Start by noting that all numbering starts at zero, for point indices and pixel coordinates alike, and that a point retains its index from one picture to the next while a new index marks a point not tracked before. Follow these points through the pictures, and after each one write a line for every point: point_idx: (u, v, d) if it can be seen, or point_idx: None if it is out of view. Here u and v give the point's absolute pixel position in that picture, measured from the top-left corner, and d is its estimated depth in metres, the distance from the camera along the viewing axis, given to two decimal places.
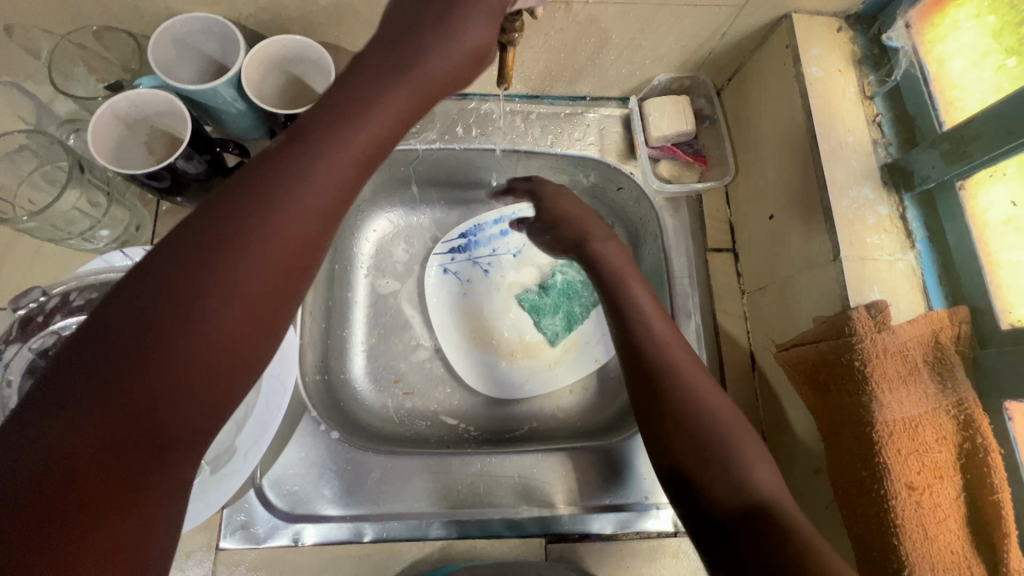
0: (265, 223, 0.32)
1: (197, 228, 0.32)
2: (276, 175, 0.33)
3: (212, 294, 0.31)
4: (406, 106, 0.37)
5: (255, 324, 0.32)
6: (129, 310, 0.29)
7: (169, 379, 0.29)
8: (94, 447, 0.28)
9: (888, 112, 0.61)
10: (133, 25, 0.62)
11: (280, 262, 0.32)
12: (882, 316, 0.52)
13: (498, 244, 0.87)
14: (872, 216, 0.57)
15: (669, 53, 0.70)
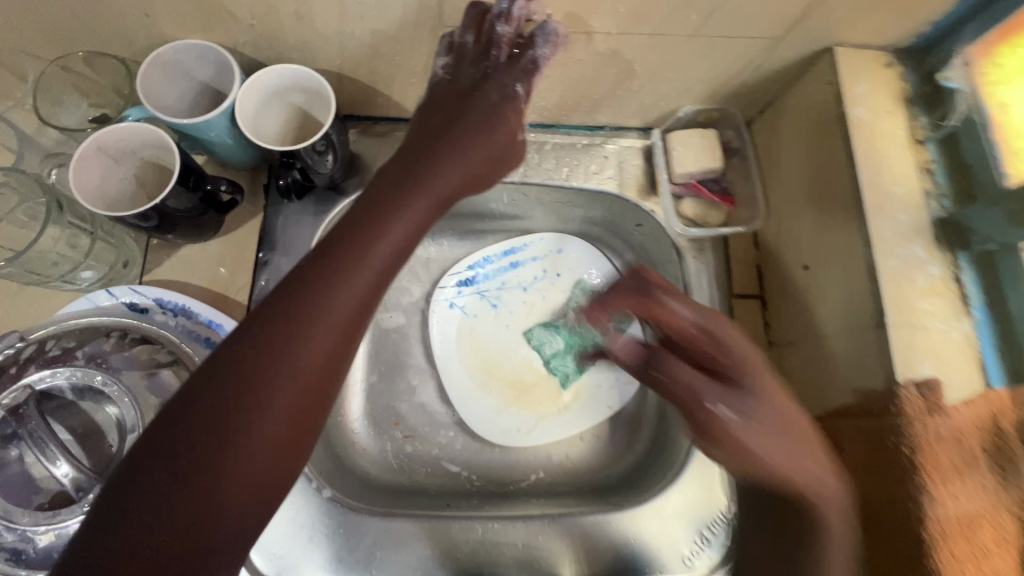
0: (306, 337, 0.42)
1: (233, 355, 0.41)
2: (309, 295, 0.43)
3: (253, 411, 0.39)
4: (422, 216, 0.49)
5: (289, 425, 0.41)
6: (176, 433, 0.38)
7: (209, 483, 0.37)
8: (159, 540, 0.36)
9: (941, 159, 0.55)
10: (122, 51, 0.58)
11: (313, 366, 0.42)
12: (935, 396, 0.47)
13: (508, 277, 0.82)
14: (923, 277, 0.51)
15: (697, 85, 0.65)
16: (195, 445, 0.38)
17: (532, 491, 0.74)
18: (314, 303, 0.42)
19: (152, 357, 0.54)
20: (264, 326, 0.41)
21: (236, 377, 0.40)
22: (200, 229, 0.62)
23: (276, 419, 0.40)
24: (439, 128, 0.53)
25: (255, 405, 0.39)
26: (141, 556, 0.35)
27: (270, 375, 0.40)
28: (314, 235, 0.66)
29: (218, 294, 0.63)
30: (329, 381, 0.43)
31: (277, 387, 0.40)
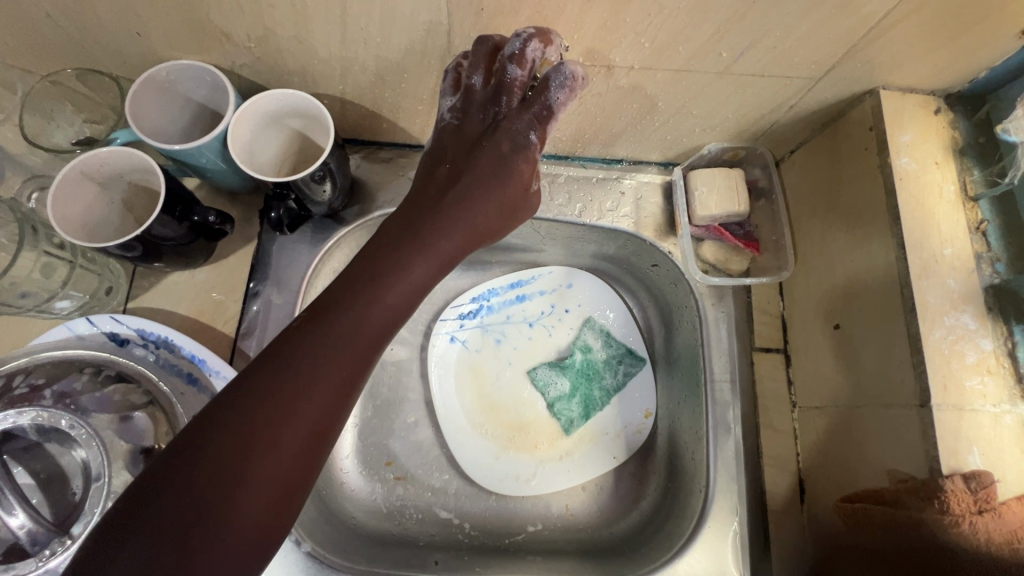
0: (302, 400, 0.40)
1: (232, 410, 0.39)
2: (316, 350, 0.42)
3: (239, 483, 0.37)
4: (432, 269, 0.49)
5: (287, 483, 0.39)
6: (174, 492, 0.36)
7: (208, 545, 0.35)
8: None
9: (996, 219, 0.50)
10: (116, 68, 0.55)
11: (314, 423, 0.41)
12: (984, 493, 0.41)
13: (514, 311, 0.77)
14: (973, 352, 0.46)
15: (725, 122, 0.60)
16: (177, 515, 0.35)
17: (528, 546, 0.68)
18: (312, 366, 0.41)
19: (128, 398, 0.51)
20: (255, 387, 0.40)
21: (223, 444, 0.37)
22: (187, 258, 0.59)
23: (264, 492, 0.38)
24: (453, 176, 0.52)
25: (241, 477, 0.37)
26: None
27: (262, 442, 0.38)
28: (309, 265, 0.63)
29: (205, 325, 0.60)
30: (322, 446, 0.42)
31: (270, 453, 0.38)
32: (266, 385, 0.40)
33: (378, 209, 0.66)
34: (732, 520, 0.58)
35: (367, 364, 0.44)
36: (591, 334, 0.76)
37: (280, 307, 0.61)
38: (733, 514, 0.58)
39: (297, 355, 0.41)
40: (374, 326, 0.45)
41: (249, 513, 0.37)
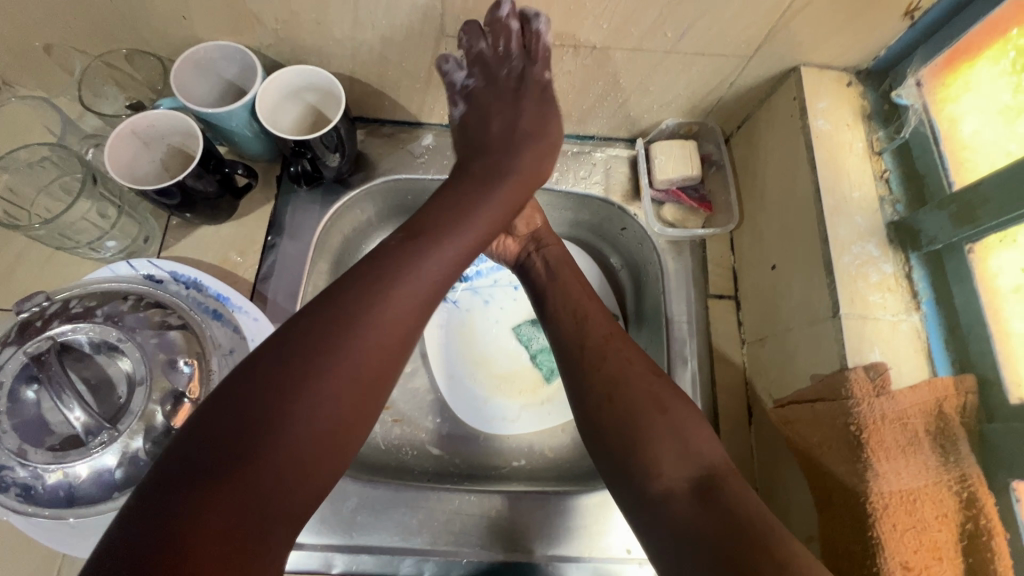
0: (388, 297, 0.45)
1: (325, 306, 0.44)
2: (402, 260, 0.47)
3: (297, 426, 0.39)
4: (497, 213, 0.56)
5: (370, 369, 0.43)
6: (272, 363, 0.40)
7: (296, 416, 0.39)
8: (234, 464, 0.37)
9: (897, 169, 0.60)
10: (160, 49, 0.65)
11: (395, 316, 0.45)
12: (881, 379, 0.50)
13: (500, 275, 0.87)
14: (875, 273, 0.55)
15: (678, 98, 0.70)
16: (271, 383, 0.39)
17: (513, 476, 0.76)
18: (370, 323, 0.43)
19: (163, 319, 0.59)
20: (344, 291, 0.45)
21: (281, 385, 0.39)
22: (215, 211, 0.68)
23: (346, 371, 0.41)
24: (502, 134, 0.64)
25: (328, 359, 0.41)
26: (215, 474, 0.36)
27: (318, 391, 0.40)
28: (319, 223, 0.72)
29: (228, 271, 0.69)
30: (391, 363, 0.44)
31: (354, 337, 0.43)
32: (335, 317, 0.43)
33: (381, 176, 0.76)
34: None
35: (444, 282, 0.49)
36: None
37: (295, 257, 0.70)
38: None
39: (356, 307, 0.44)
40: (426, 292, 0.48)
41: (303, 457, 0.39)
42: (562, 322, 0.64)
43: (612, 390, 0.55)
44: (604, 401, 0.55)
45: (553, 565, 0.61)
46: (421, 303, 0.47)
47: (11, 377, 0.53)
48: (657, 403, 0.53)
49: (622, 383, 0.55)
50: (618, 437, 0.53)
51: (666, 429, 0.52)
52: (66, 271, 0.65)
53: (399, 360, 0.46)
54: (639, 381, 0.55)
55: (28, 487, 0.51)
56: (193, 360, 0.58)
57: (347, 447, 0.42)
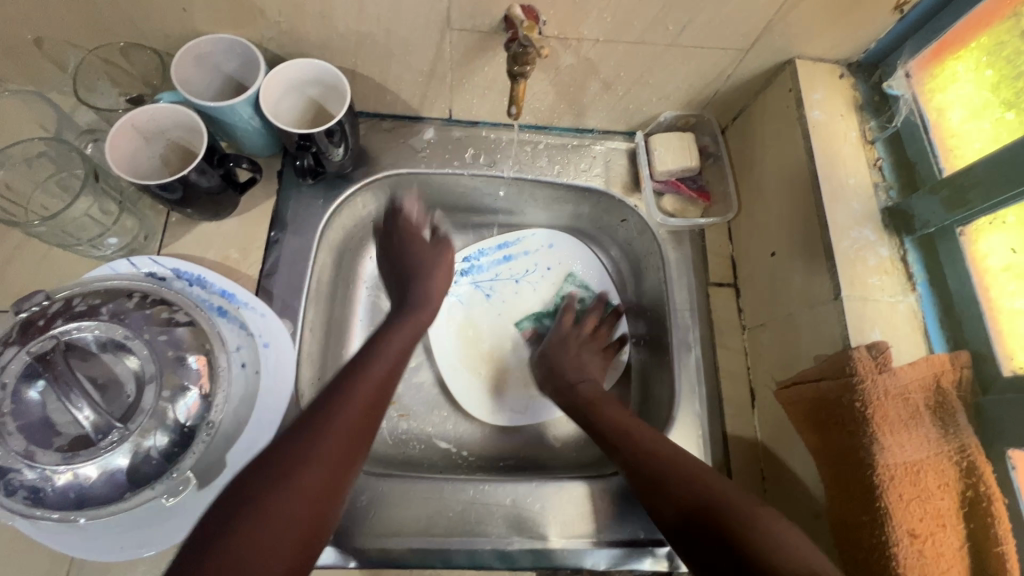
0: (328, 428, 0.50)
1: (271, 449, 0.48)
2: (329, 409, 0.51)
3: (274, 507, 0.44)
4: (410, 335, 0.65)
5: (327, 473, 0.48)
6: (234, 494, 0.45)
7: (296, 451, 0.48)
8: (263, 483, 0.46)
9: (889, 156, 0.62)
10: (157, 42, 0.63)
11: (340, 437, 0.50)
12: (882, 356, 0.52)
13: (502, 267, 0.87)
14: (873, 257, 0.58)
15: (677, 91, 0.72)
16: (242, 493, 0.45)
17: (524, 465, 0.77)
18: (342, 405, 0.52)
19: (170, 316, 0.58)
20: (298, 422, 0.50)
21: (265, 465, 0.47)
22: (218, 207, 0.67)
23: (309, 486, 0.46)
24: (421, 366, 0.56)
25: (294, 454, 0.47)
26: (243, 502, 0.44)
27: (292, 478, 0.46)
28: (323, 218, 0.72)
29: (232, 268, 0.68)
30: (344, 470, 0.49)
31: (306, 470, 0.47)
32: (286, 436, 0.49)
33: (383, 170, 0.76)
34: (696, 422, 0.68)
35: (378, 397, 0.55)
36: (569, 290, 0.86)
37: (298, 253, 0.70)
38: (696, 419, 0.68)
39: (329, 397, 0.53)
40: (379, 388, 0.56)
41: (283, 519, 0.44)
42: (605, 440, 0.64)
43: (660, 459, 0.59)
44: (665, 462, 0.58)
45: (568, 551, 0.62)
46: (381, 391, 0.56)
47: (13, 379, 0.51)
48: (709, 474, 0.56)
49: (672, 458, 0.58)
50: (672, 491, 0.55)
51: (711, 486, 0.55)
52: (66, 271, 0.64)
53: (357, 447, 0.51)
54: (700, 489, 0.55)
55: (36, 489, 0.50)
56: (202, 356, 0.57)
57: (326, 503, 0.47)
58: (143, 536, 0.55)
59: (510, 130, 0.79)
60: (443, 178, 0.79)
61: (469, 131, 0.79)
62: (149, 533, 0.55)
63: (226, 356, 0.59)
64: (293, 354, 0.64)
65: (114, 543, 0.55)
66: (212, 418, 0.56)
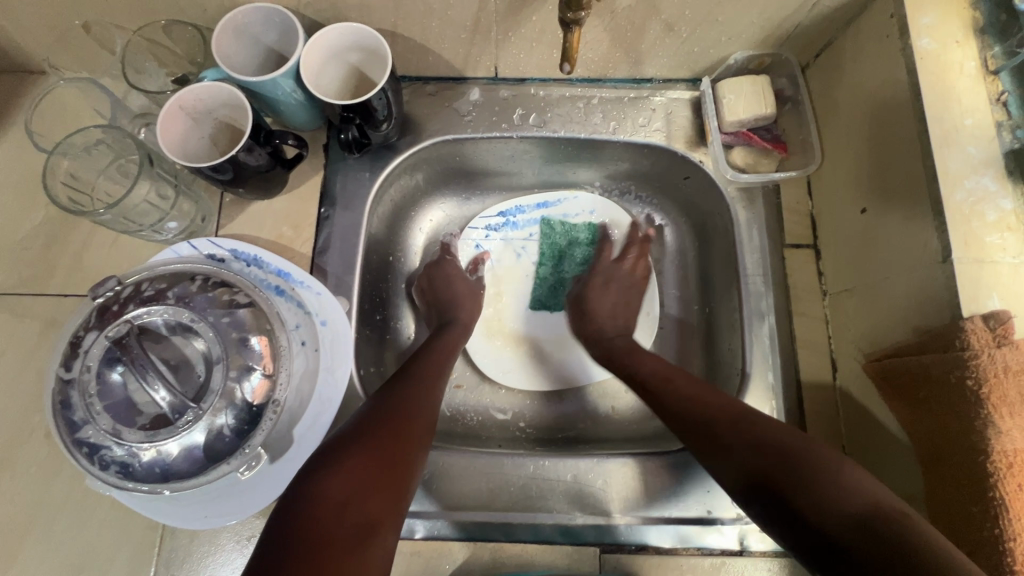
0: (413, 390, 0.59)
1: (368, 407, 0.56)
2: (409, 376, 0.61)
3: (366, 451, 0.50)
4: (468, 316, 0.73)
5: (415, 423, 0.55)
6: (341, 433, 0.53)
7: (387, 399, 0.57)
8: (362, 419, 0.54)
9: (1017, 89, 0.52)
10: (196, 17, 0.61)
11: (418, 397, 0.58)
12: (1003, 328, 0.45)
13: (540, 229, 0.81)
14: (993, 211, 0.49)
15: (751, 28, 0.63)
16: (347, 431, 0.53)
17: (584, 437, 0.74)
18: (414, 388, 0.59)
19: (232, 298, 0.59)
20: (387, 384, 0.60)
21: (364, 412, 0.55)
22: (268, 185, 0.66)
23: (401, 429, 0.54)
24: (424, 364, 0.64)
25: (385, 403, 0.56)
26: (346, 433, 0.52)
27: (391, 416, 0.55)
28: (372, 191, 0.70)
29: (286, 246, 0.68)
30: (427, 425, 0.57)
31: (397, 416, 0.55)
32: (379, 398, 0.57)
33: (429, 137, 0.72)
34: (768, 397, 0.63)
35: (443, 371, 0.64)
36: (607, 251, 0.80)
37: (348, 230, 0.69)
38: (769, 391, 0.63)
39: (405, 379, 0.60)
40: (439, 373, 0.63)
41: (377, 464, 0.50)
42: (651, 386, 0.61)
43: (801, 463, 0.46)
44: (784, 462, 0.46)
45: (634, 526, 0.60)
46: (438, 375, 0.63)
47: (97, 362, 0.54)
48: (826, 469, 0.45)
49: (795, 454, 0.46)
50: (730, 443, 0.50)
51: (846, 484, 0.43)
52: (134, 258, 0.66)
53: (429, 419, 0.58)
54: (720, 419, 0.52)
55: (126, 464, 0.53)
56: (263, 337, 0.58)
57: (409, 458, 0.53)
58: (226, 506, 0.59)
59: (560, 85, 0.73)
60: (491, 142, 0.74)
61: (516, 89, 0.73)
62: (231, 502, 0.59)
63: (287, 336, 0.60)
64: (347, 331, 0.65)
65: (200, 513, 0.58)
66: (276, 396, 0.57)
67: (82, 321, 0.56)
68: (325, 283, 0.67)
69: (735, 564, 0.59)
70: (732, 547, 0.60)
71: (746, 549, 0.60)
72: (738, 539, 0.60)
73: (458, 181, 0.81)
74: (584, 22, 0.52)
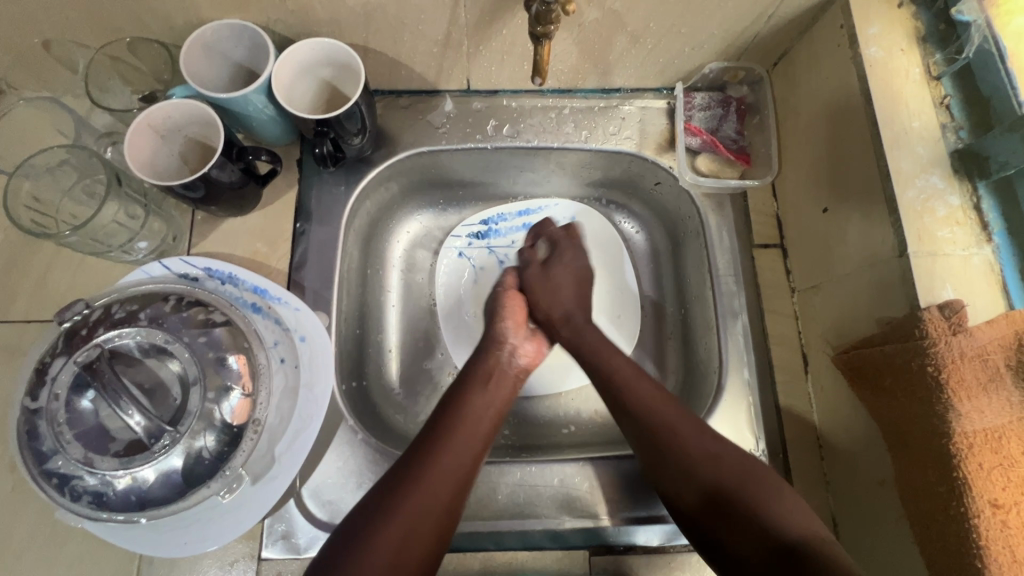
0: (458, 432, 0.58)
1: (415, 447, 0.56)
2: (458, 415, 0.59)
3: (420, 506, 0.51)
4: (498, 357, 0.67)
5: (463, 470, 0.55)
6: (386, 481, 0.53)
7: (435, 441, 0.56)
8: (404, 465, 0.54)
9: (958, 93, 0.56)
10: (163, 34, 0.61)
11: (470, 439, 0.58)
12: (957, 316, 0.48)
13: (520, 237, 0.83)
14: (942, 207, 0.53)
15: (712, 39, 0.66)
16: (390, 479, 0.53)
17: (566, 442, 0.73)
18: (457, 425, 0.58)
19: (207, 317, 0.58)
20: (436, 422, 0.59)
21: (408, 457, 0.55)
22: (241, 201, 0.66)
23: (447, 476, 0.54)
24: (461, 398, 0.61)
25: (431, 447, 0.56)
26: (389, 481, 0.53)
27: (435, 461, 0.54)
28: (347, 205, 0.70)
29: (261, 263, 0.67)
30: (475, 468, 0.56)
31: (439, 461, 0.54)
32: (427, 439, 0.57)
33: (404, 149, 0.72)
34: (745, 394, 0.65)
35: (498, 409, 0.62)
36: (587, 256, 0.82)
37: (324, 244, 0.68)
38: (747, 389, 0.65)
39: (453, 417, 0.59)
40: (491, 423, 0.61)
41: (417, 519, 0.50)
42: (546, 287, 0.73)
43: (754, 519, 0.49)
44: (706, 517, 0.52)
45: (622, 528, 0.61)
46: (481, 412, 0.60)
47: (65, 390, 0.52)
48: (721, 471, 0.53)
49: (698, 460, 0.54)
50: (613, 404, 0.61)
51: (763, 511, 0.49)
52: (100, 280, 0.64)
53: (473, 463, 0.56)
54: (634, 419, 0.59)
55: (99, 494, 0.51)
56: (241, 355, 0.57)
57: (457, 500, 0.54)
58: (204, 531, 0.57)
59: (532, 96, 0.74)
60: (466, 153, 0.75)
61: (489, 101, 0.74)
62: (210, 527, 0.57)
63: (265, 354, 0.60)
64: (327, 347, 0.63)
65: (178, 540, 0.56)
66: (257, 416, 0.56)
67: (48, 347, 0.54)
68: (303, 299, 0.66)
69: None
70: None
71: None
72: None
73: (436, 192, 0.81)
74: (553, 35, 0.53)
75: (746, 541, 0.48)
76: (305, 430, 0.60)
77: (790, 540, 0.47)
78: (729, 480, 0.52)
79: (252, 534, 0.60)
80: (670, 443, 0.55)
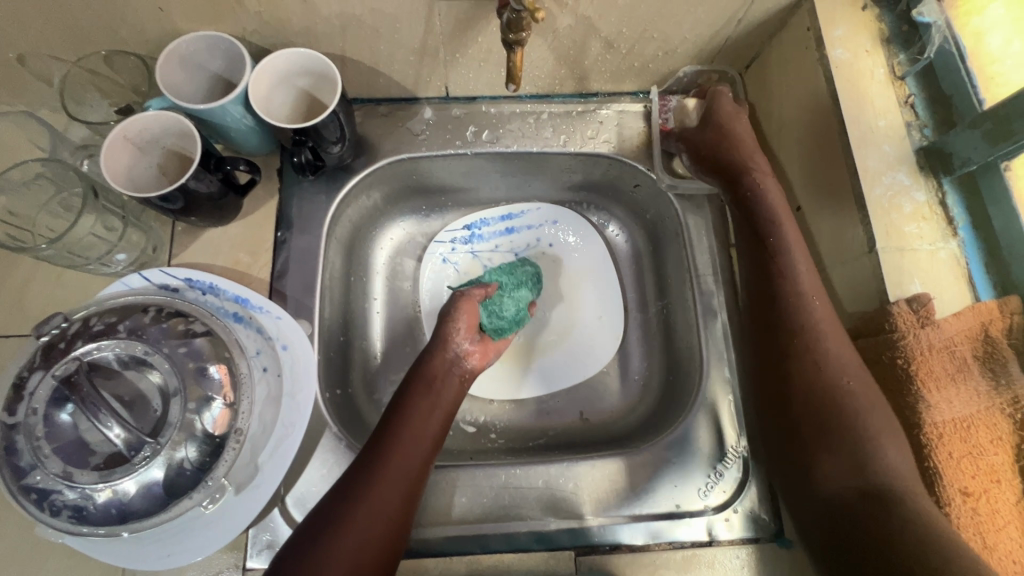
0: (405, 437, 0.56)
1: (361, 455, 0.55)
2: (402, 420, 0.58)
3: (369, 518, 0.51)
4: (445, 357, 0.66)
5: (410, 474, 0.55)
6: (334, 492, 0.53)
7: (379, 448, 0.55)
8: (350, 475, 0.54)
9: (922, 92, 0.58)
10: (138, 47, 0.61)
11: (416, 443, 0.57)
12: (925, 309, 0.49)
13: (504, 241, 0.83)
14: (909, 204, 0.54)
15: (684, 44, 0.67)
16: (338, 490, 0.53)
17: (552, 444, 0.73)
18: (402, 430, 0.57)
19: (187, 327, 0.58)
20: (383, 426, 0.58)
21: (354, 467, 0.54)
22: (221, 212, 0.66)
23: (394, 484, 0.53)
24: (407, 401, 0.60)
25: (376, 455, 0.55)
26: (337, 492, 0.53)
27: (381, 470, 0.54)
28: (328, 213, 0.70)
29: (243, 272, 0.67)
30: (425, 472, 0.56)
31: (386, 469, 0.54)
32: (372, 445, 0.56)
33: (384, 157, 0.73)
34: (727, 391, 0.66)
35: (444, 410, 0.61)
36: (570, 259, 0.83)
37: (305, 252, 0.68)
38: (728, 386, 0.66)
39: (397, 421, 0.58)
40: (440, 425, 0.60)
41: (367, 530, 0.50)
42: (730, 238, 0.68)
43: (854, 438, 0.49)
44: (804, 440, 0.51)
45: (607, 526, 0.61)
46: (428, 415, 0.59)
47: (43, 404, 0.52)
48: (832, 399, 0.51)
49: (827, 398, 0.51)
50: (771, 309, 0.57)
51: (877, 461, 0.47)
52: (78, 293, 0.64)
53: (422, 467, 0.56)
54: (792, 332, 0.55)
55: (79, 508, 0.51)
56: (222, 365, 0.57)
57: (408, 506, 0.54)
58: (188, 542, 0.57)
59: (510, 101, 0.75)
60: (446, 159, 0.75)
61: (468, 107, 0.75)
62: (193, 538, 0.57)
63: (246, 362, 0.59)
64: (309, 354, 0.63)
65: (162, 551, 0.56)
66: (239, 425, 0.56)
67: (26, 361, 0.54)
68: (285, 307, 0.66)
69: (705, 555, 0.60)
70: (701, 539, 0.61)
71: (715, 539, 0.61)
72: (706, 529, 0.61)
73: (418, 198, 0.82)
74: (525, 42, 0.54)
75: (836, 476, 0.49)
76: (288, 438, 0.60)
77: (876, 480, 0.47)
78: (846, 409, 0.50)
79: (237, 544, 0.59)
80: (828, 363, 0.52)
